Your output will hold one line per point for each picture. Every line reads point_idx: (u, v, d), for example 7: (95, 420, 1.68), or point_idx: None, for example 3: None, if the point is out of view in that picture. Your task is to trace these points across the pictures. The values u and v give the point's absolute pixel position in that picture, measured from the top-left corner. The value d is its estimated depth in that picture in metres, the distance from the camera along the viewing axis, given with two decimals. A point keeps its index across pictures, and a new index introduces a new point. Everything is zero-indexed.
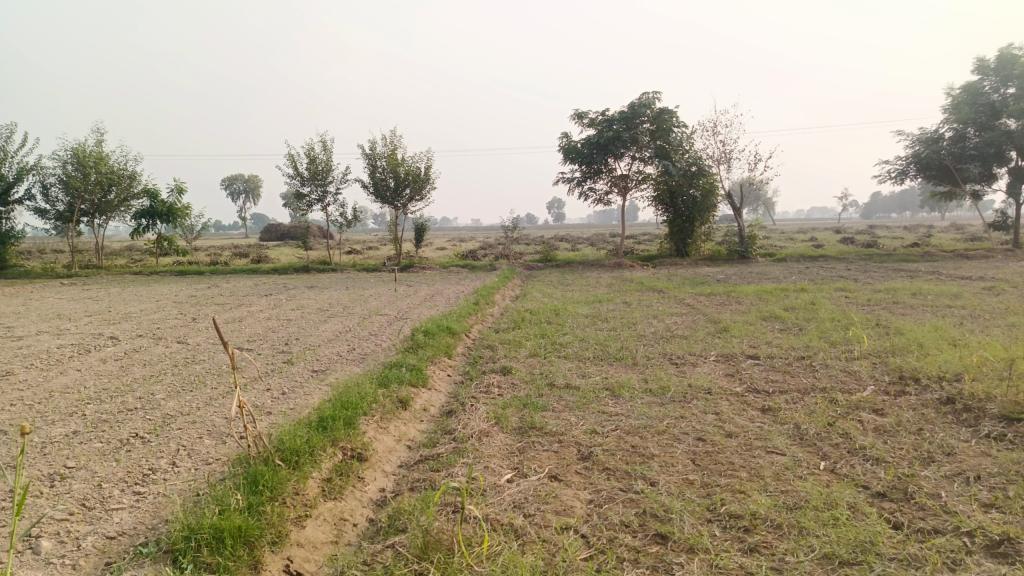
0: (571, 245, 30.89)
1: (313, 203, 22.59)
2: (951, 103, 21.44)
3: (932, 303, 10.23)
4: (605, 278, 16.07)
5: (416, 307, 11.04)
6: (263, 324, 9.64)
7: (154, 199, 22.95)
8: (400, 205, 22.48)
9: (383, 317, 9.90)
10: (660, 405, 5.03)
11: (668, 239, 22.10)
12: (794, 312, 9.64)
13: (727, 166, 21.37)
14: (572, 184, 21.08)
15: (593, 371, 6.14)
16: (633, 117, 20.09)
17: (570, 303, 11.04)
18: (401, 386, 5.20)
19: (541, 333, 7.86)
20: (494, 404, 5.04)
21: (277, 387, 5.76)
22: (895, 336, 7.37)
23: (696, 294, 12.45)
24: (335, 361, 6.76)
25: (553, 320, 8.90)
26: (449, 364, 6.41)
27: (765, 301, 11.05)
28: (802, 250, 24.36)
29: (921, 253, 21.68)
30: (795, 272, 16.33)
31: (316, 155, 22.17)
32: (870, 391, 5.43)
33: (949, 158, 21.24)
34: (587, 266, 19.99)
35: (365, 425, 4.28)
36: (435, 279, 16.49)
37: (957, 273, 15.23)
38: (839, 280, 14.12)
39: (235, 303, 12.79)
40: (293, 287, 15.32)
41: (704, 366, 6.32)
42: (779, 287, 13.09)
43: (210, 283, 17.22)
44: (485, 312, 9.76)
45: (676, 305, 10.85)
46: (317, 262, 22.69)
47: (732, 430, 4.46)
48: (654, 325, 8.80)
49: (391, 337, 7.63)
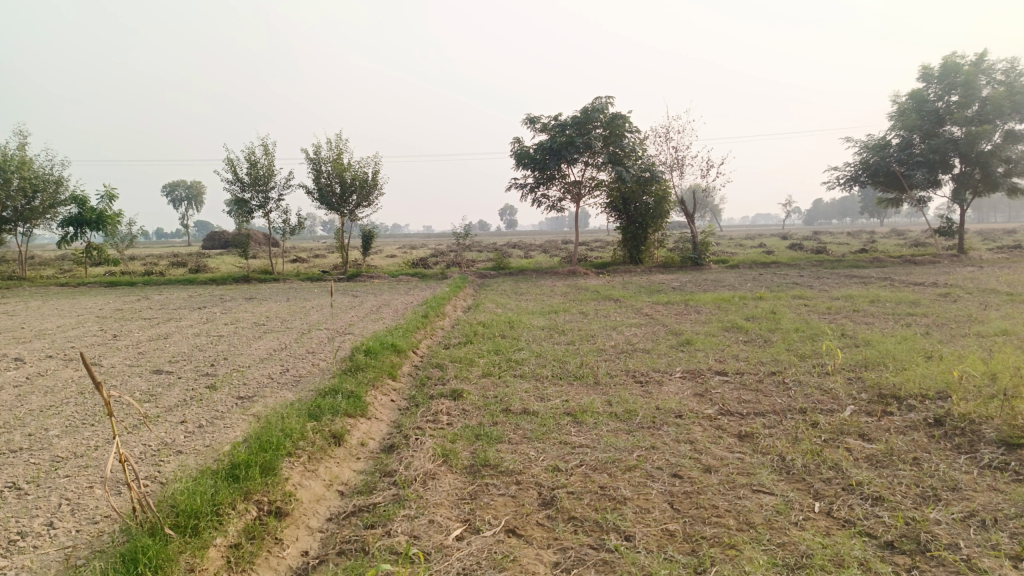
0: (523, 252, 30.41)
1: (254, 209, 21.61)
2: (897, 110, 21.73)
3: (892, 311, 10.03)
4: (560, 287, 15.60)
5: (361, 320, 10.35)
6: (191, 342, 8.83)
7: (83, 205, 21.63)
8: (346, 211, 21.67)
9: (323, 332, 9.18)
10: (628, 434, 4.50)
11: (621, 246, 21.79)
12: (757, 322, 9.29)
13: (680, 172, 21.19)
14: (524, 190, 20.59)
15: (553, 393, 5.59)
16: (586, 122, 19.73)
17: (525, 314, 10.50)
18: (335, 418, 4.55)
19: (495, 349, 7.28)
20: (442, 437, 4.45)
21: (193, 420, 5.05)
22: (865, 349, 7.02)
23: (653, 303, 12.06)
24: (265, 386, 6.06)
25: (507, 333, 8.34)
26: (392, 388, 5.78)
27: (725, 310, 10.69)
28: (754, 257, 24.38)
29: (870, 259, 21.86)
30: (750, 280, 16.15)
31: (257, 159, 21.23)
32: (851, 412, 5.01)
33: (897, 164, 21.50)
34: (540, 274, 19.53)
35: (288, 471, 3.65)
36: (382, 289, 15.79)
37: (910, 279, 15.25)
38: (795, 287, 13.94)
39: (164, 317, 11.86)
40: (230, 300, 14.41)
41: (671, 385, 5.84)
42: (736, 295, 12.83)
43: (141, 295, 16.15)
44: (435, 325, 9.15)
45: (635, 315, 10.40)
46: (259, 271, 21.68)
47: (710, 463, 3.96)
48: (614, 337, 8.32)
49: (329, 357, 6.94)
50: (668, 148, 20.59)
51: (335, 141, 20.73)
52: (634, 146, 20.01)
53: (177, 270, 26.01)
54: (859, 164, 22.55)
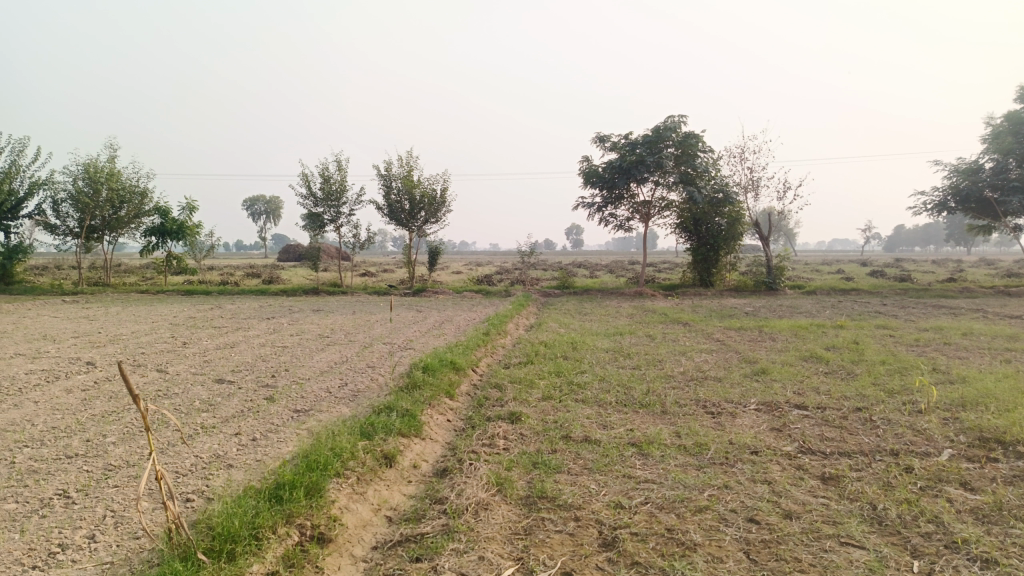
0: (589, 272, 30.05)
1: (326, 223, 22.01)
2: (990, 133, 20.46)
3: (988, 345, 9.29)
4: (626, 308, 15.22)
5: (423, 336, 10.26)
6: (255, 352, 8.88)
7: (165, 216, 22.49)
8: (414, 227, 21.83)
9: (385, 347, 9.10)
10: (698, 470, 4.17)
11: (691, 268, 21.23)
12: (837, 352, 8.73)
13: (754, 193, 20.50)
14: (592, 210, 20.31)
15: (617, 420, 5.28)
16: (657, 141, 19.33)
17: (590, 335, 10.20)
18: (387, 438, 4.38)
19: (557, 371, 7.01)
20: (497, 463, 4.22)
21: (248, 432, 4.96)
22: (961, 386, 6.44)
23: (724, 328, 11.55)
24: (322, 400, 5.97)
25: (571, 355, 8.07)
26: (450, 408, 5.59)
27: (802, 338, 10.13)
28: (832, 283, 23.37)
29: (959, 289, 20.61)
30: (828, 307, 15.40)
31: (330, 175, 21.66)
32: (949, 457, 4.53)
33: (990, 190, 20.23)
34: (606, 295, 19.17)
35: (335, 493, 3.48)
36: (447, 305, 15.74)
37: (1005, 311, 14.24)
38: (878, 316, 13.17)
39: (232, 326, 12.06)
40: (297, 311, 14.59)
41: (745, 418, 5.45)
42: (813, 322, 12.20)
43: (215, 304, 16.59)
44: (496, 343, 8.96)
45: (705, 341, 9.96)
46: (328, 284, 22.03)
47: (791, 508, 3.59)
48: (683, 363, 7.93)
49: (388, 372, 6.81)
50: (743, 169, 19.97)
51: (406, 158, 20.96)
52: (707, 167, 19.48)
53: (251, 280, 26.74)
54: (947, 189, 21.34)
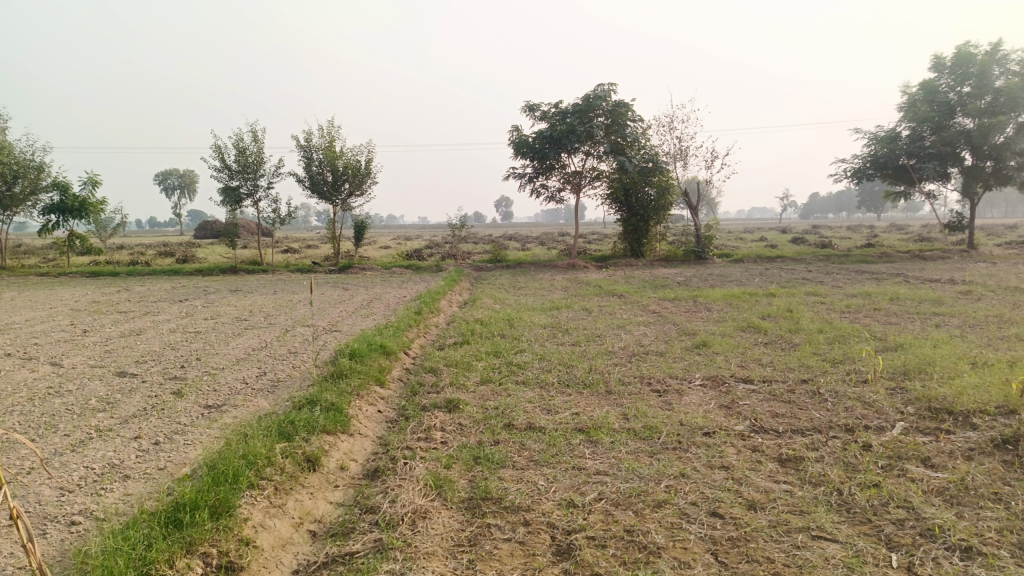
0: (520, 244, 29.78)
1: (243, 197, 20.88)
2: (907, 101, 21.16)
3: (915, 310, 9.42)
4: (559, 281, 14.97)
5: (350, 316, 9.70)
6: (165, 339, 8.16)
7: (65, 192, 20.88)
8: (339, 201, 20.96)
9: (309, 330, 8.52)
10: (651, 457, 3.86)
11: (622, 239, 21.17)
12: (773, 321, 8.67)
13: (683, 162, 20.52)
14: (523, 180, 19.92)
15: (561, 404, 4.96)
16: (587, 110, 19.00)
17: (525, 310, 9.86)
18: (310, 437, 3.92)
19: (494, 351, 6.63)
20: (435, 460, 3.81)
21: (150, 435, 4.40)
22: (901, 353, 6.41)
23: (659, 299, 11.42)
24: (238, 393, 5.42)
25: (507, 332, 7.70)
26: (380, 398, 5.14)
27: (737, 307, 10.08)
28: (758, 251, 23.82)
29: (877, 254, 21.30)
30: (756, 275, 15.56)
31: (245, 146, 20.50)
32: (903, 430, 4.38)
33: (906, 157, 20.89)
34: (538, 267, 18.90)
35: (247, 510, 3.02)
36: (375, 281, 15.14)
37: (924, 275, 14.69)
38: (807, 283, 13.34)
39: (141, 310, 11.17)
40: (214, 292, 13.72)
41: (693, 395, 5.22)
42: (745, 291, 12.22)
43: (122, 286, 15.46)
44: (428, 322, 8.51)
45: (642, 313, 9.76)
46: (248, 262, 20.97)
47: (754, 497, 3.33)
48: (622, 337, 7.69)
49: (311, 359, 6.29)
50: (672, 138, 19.93)
51: (328, 128, 20.02)
52: (637, 135, 19.31)
53: (165, 260, 25.30)
54: (867, 156, 21.95)
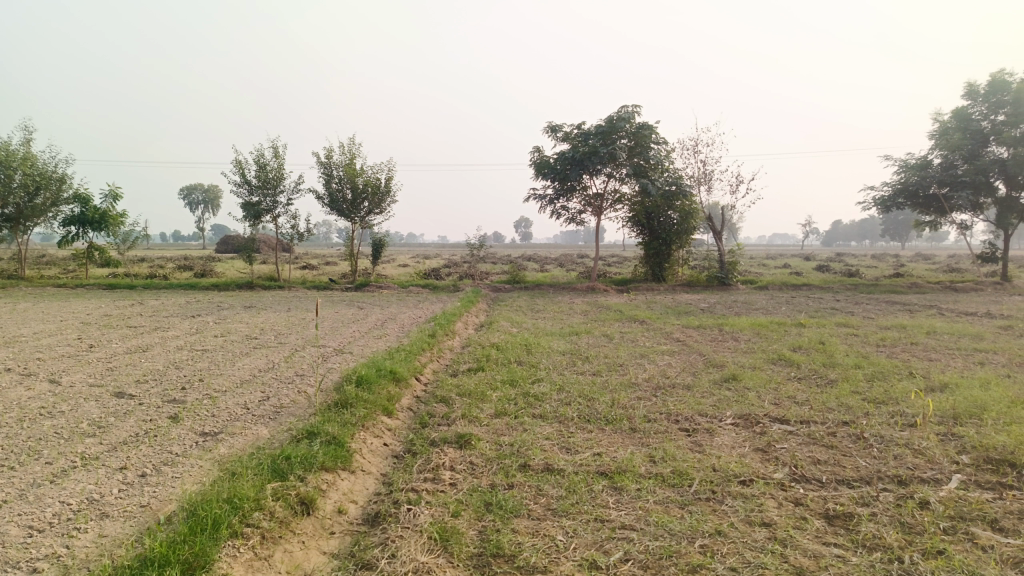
0: (538, 266, 29.46)
1: (262, 212, 20.77)
2: (939, 128, 20.67)
3: (955, 346, 8.93)
4: (579, 305, 14.60)
5: (362, 337, 9.39)
6: (170, 357, 7.88)
7: (86, 204, 20.90)
8: (357, 219, 20.78)
9: (318, 351, 8.21)
10: (682, 509, 3.47)
11: (643, 263, 20.78)
12: (805, 354, 8.23)
13: (707, 187, 20.13)
14: (543, 202, 19.63)
15: (581, 443, 4.58)
16: (610, 132, 18.69)
17: (544, 335, 9.50)
18: (307, 476, 3.57)
19: (510, 379, 6.27)
20: (441, 507, 3.45)
21: (137, 466, 4.07)
22: (948, 393, 5.96)
23: (682, 326, 11.00)
24: (237, 421, 5.09)
25: (525, 359, 7.34)
26: (386, 430, 4.79)
27: (765, 337, 9.65)
28: (783, 278, 23.27)
29: (907, 284, 20.69)
30: (782, 303, 15.10)
31: (266, 162, 20.45)
32: (960, 484, 3.95)
33: (937, 185, 20.35)
34: (557, 290, 18.56)
35: (228, 563, 2.68)
36: (391, 301, 14.85)
37: (959, 308, 14.16)
38: (836, 313, 12.86)
39: (150, 325, 10.93)
40: (227, 308, 13.51)
41: (724, 436, 4.83)
42: (772, 320, 11.78)
43: (137, 300, 15.30)
44: (443, 346, 8.18)
45: (665, 341, 9.36)
46: (264, 278, 20.81)
47: (802, 563, 2.93)
48: (645, 368, 7.29)
49: (317, 383, 5.96)
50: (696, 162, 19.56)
51: (348, 145, 19.91)
52: (661, 158, 18.96)
53: (182, 273, 25.25)
54: (896, 184, 21.44)
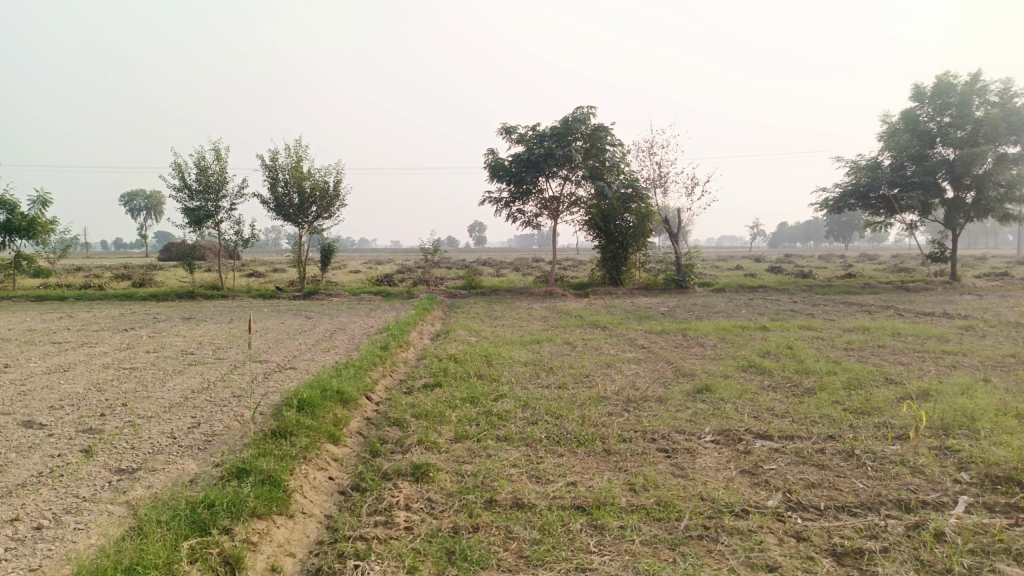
0: (494, 270, 29.02)
1: (204, 218, 19.81)
2: (888, 130, 20.93)
3: (923, 348, 8.77)
4: (538, 310, 14.19)
5: (309, 350, 8.77)
6: (93, 378, 7.14)
7: (12, 211, 19.64)
8: (305, 223, 19.98)
9: (260, 367, 7.57)
10: (674, 551, 3.04)
11: (600, 266, 20.50)
12: (775, 360, 7.94)
13: (663, 189, 19.93)
14: (499, 205, 19.18)
15: (553, 468, 4.12)
16: (566, 133, 18.29)
17: (503, 345, 9.02)
18: (234, 529, 3.00)
19: (470, 396, 5.76)
20: (395, 560, 2.92)
21: (31, 515, 3.42)
22: (932, 401, 5.68)
23: (645, 331, 10.65)
24: (161, 453, 4.48)
25: (485, 372, 6.84)
26: (332, 461, 4.24)
27: (732, 342, 9.36)
28: (739, 280, 23.28)
29: (861, 284, 20.87)
30: (742, 306, 14.95)
31: (207, 165, 19.53)
32: (970, 508, 3.60)
33: (888, 187, 20.58)
34: (514, 295, 18.12)
35: None
36: (341, 309, 14.20)
37: (915, 308, 14.21)
38: (797, 316, 12.71)
39: (76, 341, 10.09)
40: (163, 321, 12.67)
41: (707, 457, 4.42)
42: (735, 323, 11.55)
43: (66, 313, 14.29)
44: (396, 359, 7.63)
45: (630, 348, 8.98)
46: (207, 287, 19.86)
47: None
48: (613, 378, 6.87)
49: (256, 406, 5.36)
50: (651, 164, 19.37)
51: (294, 148, 19.16)
52: (616, 161, 18.68)
53: (119, 283, 24.01)
54: (848, 185, 21.65)
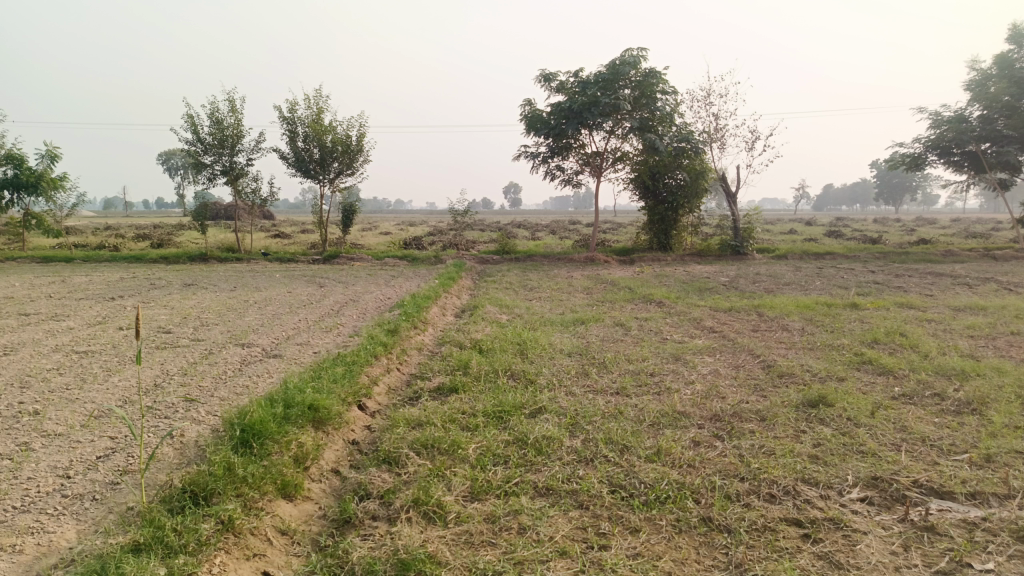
0: (530, 233, 27.32)
1: (218, 175, 18.42)
2: (977, 78, 18.51)
3: None
4: (579, 279, 12.51)
5: (305, 330, 7.21)
6: (28, 366, 5.67)
7: (19, 165, 18.40)
8: (326, 180, 18.46)
9: (238, 355, 6.07)
10: None
11: (646, 229, 18.65)
12: (892, 354, 6.17)
13: (719, 144, 17.88)
14: (536, 161, 17.37)
15: (627, 563, 2.51)
16: (613, 79, 16.29)
17: (541, 327, 7.37)
18: None
19: (497, 411, 4.17)
20: None
21: None
22: None
23: (710, 309, 8.90)
24: (29, 510, 2.95)
25: (517, 369, 5.24)
26: (275, 541, 2.68)
27: (824, 325, 7.60)
28: (802, 245, 21.20)
29: (941, 251, 18.66)
30: (814, 276, 13.09)
31: (221, 117, 18.06)
32: None
33: (977, 142, 18.14)
34: (552, 261, 16.47)
35: None
36: (360, 276, 12.71)
37: (1019, 281, 12.18)
38: (887, 291, 10.82)
39: (48, 313, 8.70)
40: (158, 289, 11.26)
41: (869, 541, 2.76)
42: (815, 299, 9.74)
43: (60, 276, 13.00)
44: (408, 346, 6.07)
45: (698, 333, 7.27)
46: (222, 249, 18.49)
47: None
48: (689, 380, 5.20)
49: (197, 433, 3.82)
50: (707, 115, 17.25)
51: (313, 99, 17.58)
52: (668, 111, 16.60)
53: (137, 243, 22.88)
54: (929, 141, 19.23)
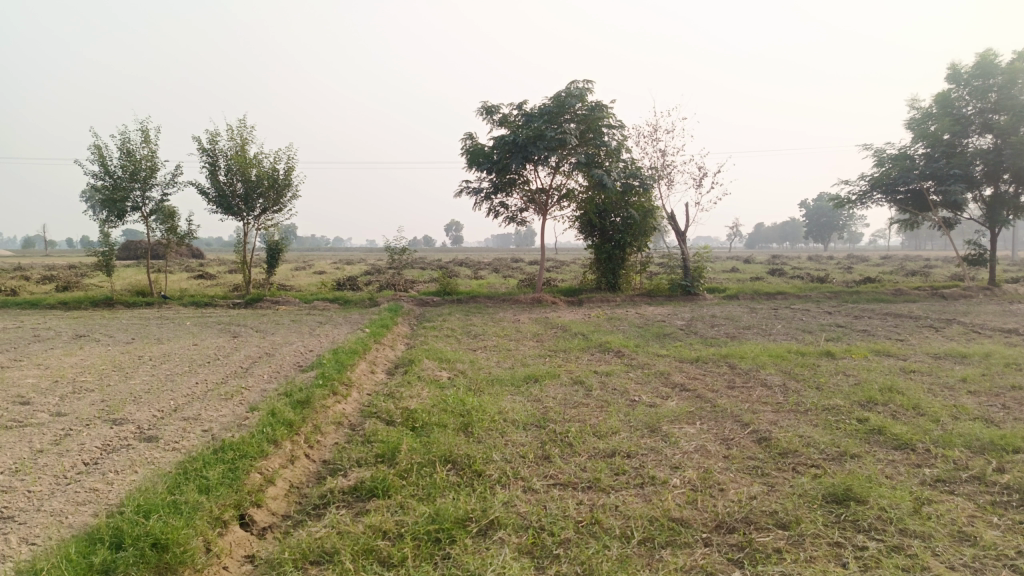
0: (472, 272, 26.27)
1: (130, 211, 16.82)
2: (918, 116, 18.52)
3: None
4: (527, 324, 11.45)
5: (200, 398, 5.89)
6: None
7: None
8: (250, 217, 17.04)
9: (101, 437, 4.74)
10: None
11: (594, 269, 17.85)
12: (898, 418, 5.27)
13: (666, 180, 17.30)
14: (478, 197, 16.41)
15: None
16: (558, 112, 15.49)
17: (487, 388, 6.23)
18: None
19: (431, 531, 3.02)
20: None
21: None
22: None
23: (676, 360, 7.96)
24: None
25: (460, 454, 4.08)
26: None
27: (806, 380, 6.71)
28: (749, 284, 20.76)
29: (891, 290, 18.38)
30: (774, 318, 12.40)
31: (133, 148, 16.54)
32: None
33: (922, 180, 18.03)
34: (497, 303, 15.46)
35: None
36: (283, 324, 11.37)
37: (982, 322, 11.75)
38: (856, 335, 10.11)
39: None
40: (40, 341, 9.66)
41: None
42: (785, 346, 8.93)
43: None
44: (322, 422, 4.86)
45: (670, 393, 6.27)
46: (132, 292, 16.81)
47: None
48: (678, 464, 4.16)
49: None
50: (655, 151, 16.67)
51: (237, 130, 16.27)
52: (615, 146, 15.92)
53: (40, 286, 20.80)
54: (874, 178, 19.09)
